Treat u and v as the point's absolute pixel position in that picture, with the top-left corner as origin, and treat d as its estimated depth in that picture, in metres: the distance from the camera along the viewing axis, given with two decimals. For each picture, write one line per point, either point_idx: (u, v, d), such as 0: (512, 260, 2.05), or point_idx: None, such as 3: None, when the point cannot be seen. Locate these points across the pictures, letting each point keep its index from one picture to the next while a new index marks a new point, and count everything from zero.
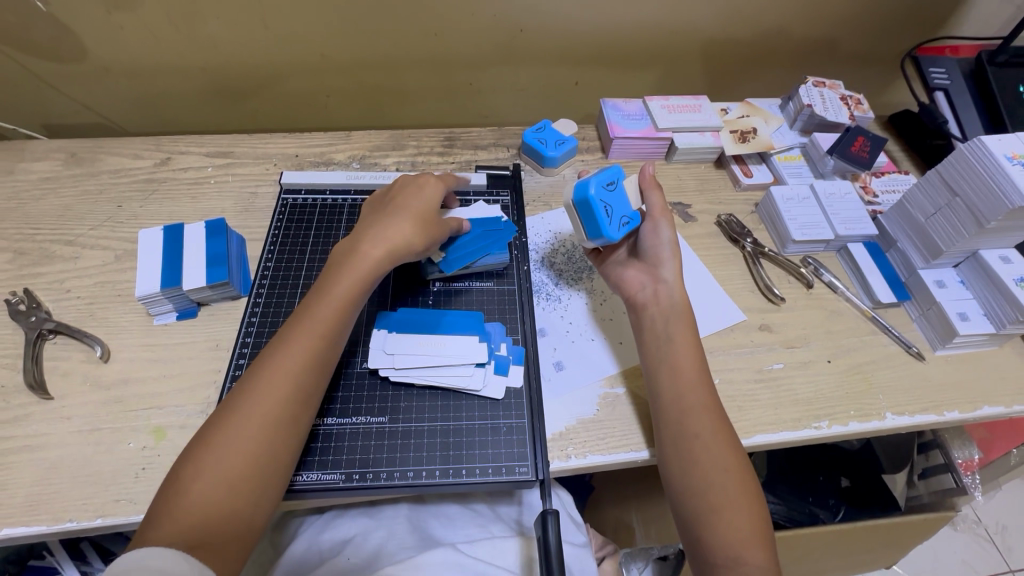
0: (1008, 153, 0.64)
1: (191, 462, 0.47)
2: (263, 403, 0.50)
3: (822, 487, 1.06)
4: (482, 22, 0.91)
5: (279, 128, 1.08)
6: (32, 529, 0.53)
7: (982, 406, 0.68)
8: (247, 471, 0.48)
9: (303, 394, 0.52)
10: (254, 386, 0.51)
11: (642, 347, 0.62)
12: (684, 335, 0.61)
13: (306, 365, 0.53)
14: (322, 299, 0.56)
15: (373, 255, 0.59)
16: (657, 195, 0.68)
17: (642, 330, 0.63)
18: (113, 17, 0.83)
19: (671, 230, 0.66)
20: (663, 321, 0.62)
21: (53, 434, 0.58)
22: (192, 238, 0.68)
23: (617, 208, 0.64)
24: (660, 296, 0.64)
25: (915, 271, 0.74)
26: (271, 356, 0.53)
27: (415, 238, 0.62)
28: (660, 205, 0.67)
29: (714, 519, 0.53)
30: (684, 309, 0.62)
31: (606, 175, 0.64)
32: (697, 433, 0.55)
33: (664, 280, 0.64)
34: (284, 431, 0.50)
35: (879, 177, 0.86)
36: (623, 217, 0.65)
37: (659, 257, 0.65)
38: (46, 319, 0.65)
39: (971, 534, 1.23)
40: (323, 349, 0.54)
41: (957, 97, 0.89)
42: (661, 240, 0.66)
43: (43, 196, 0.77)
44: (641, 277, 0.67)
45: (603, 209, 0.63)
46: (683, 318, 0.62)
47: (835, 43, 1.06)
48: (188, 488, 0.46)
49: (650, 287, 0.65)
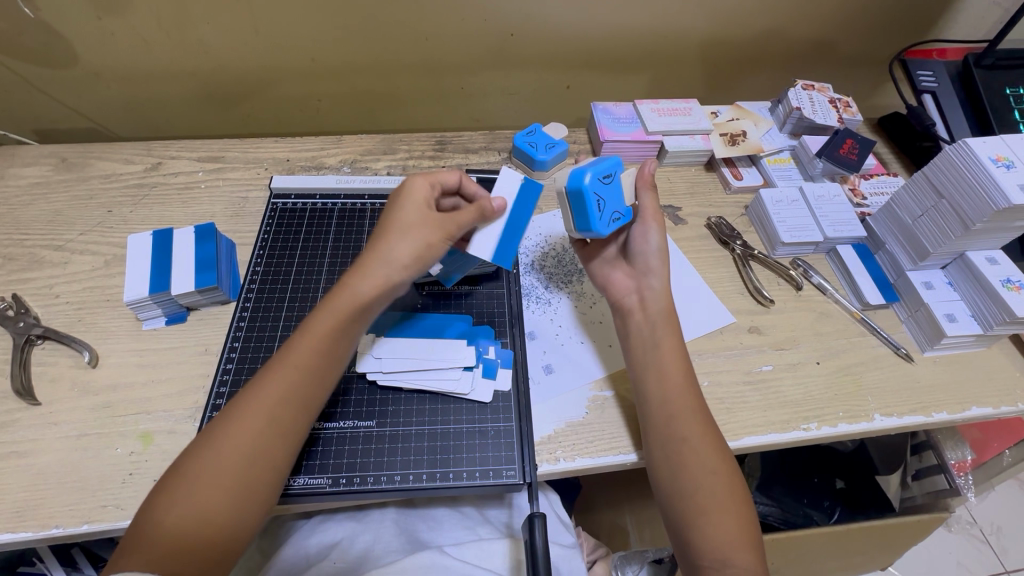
0: (993, 155, 0.64)
1: (166, 491, 0.47)
2: (239, 437, 0.49)
3: (817, 488, 1.04)
4: (473, 26, 0.92)
5: (271, 133, 1.08)
6: (18, 535, 0.52)
7: (970, 407, 0.68)
8: (221, 503, 0.47)
9: (280, 430, 0.51)
10: (231, 419, 0.50)
11: (630, 352, 0.62)
12: (670, 339, 0.61)
13: (285, 401, 0.52)
14: (304, 333, 0.54)
15: (364, 287, 0.55)
16: (651, 197, 0.67)
17: (629, 334, 0.63)
18: (103, 22, 0.83)
19: (660, 235, 0.65)
20: (649, 327, 0.62)
21: (40, 440, 0.58)
22: (182, 243, 0.68)
23: (610, 201, 0.63)
24: (646, 301, 0.64)
25: (903, 272, 0.74)
26: (251, 390, 0.52)
27: (410, 271, 0.57)
28: (652, 207, 0.66)
29: (702, 522, 0.53)
30: (669, 314, 0.62)
31: (604, 166, 0.61)
32: (684, 436, 0.56)
33: (649, 286, 0.64)
34: (262, 464, 0.50)
35: (867, 180, 0.86)
36: (615, 212, 0.64)
37: (647, 266, 0.65)
38: (34, 325, 0.64)
39: (966, 535, 1.23)
40: (304, 385, 0.53)
41: (945, 99, 0.90)
42: (649, 245, 0.65)
43: (33, 202, 0.77)
44: (627, 283, 0.67)
45: (595, 202, 0.61)
46: (669, 323, 0.62)
47: (825, 46, 1.07)
48: (162, 518, 0.46)
49: (636, 293, 0.65)
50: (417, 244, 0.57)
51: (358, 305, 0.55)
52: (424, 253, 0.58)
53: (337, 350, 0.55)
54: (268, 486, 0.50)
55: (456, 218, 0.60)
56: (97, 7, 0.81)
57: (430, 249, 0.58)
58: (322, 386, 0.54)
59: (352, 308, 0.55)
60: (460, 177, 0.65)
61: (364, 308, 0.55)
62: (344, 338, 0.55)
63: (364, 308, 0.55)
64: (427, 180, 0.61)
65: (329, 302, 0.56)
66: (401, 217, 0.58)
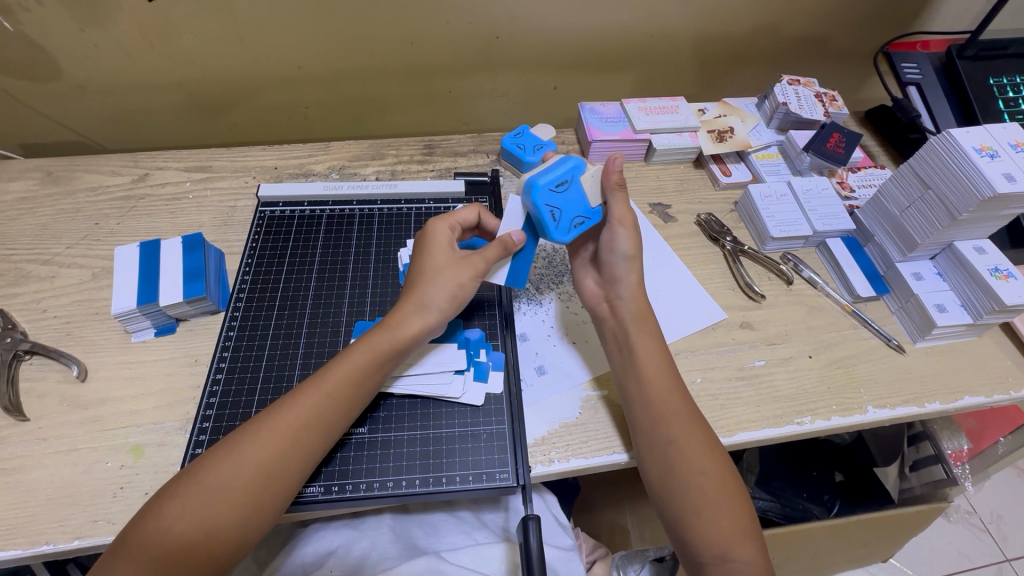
0: (977, 146, 0.65)
1: (177, 497, 0.47)
2: (258, 455, 0.49)
3: (815, 482, 1.05)
4: (457, 29, 0.92)
5: (260, 141, 1.08)
6: (9, 553, 0.52)
7: (962, 397, 0.68)
8: (232, 518, 0.47)
9: (304, 453, 0.51)
10: (255, 437, 0.50)
11: (613, 357, 0.63)
12: (648, 343, 0.60)
13: (312, 425, 0.52)
14: (340, 363, 0.55)
15: (401, 328, 0.56)
16: (620, 198, 0.62)
17: (606, 340, 0.64)
18: (87, 35, 0.83)
19: (629, 241, 0.62)
20: (621, 334, 0.62)
21: (29, 456, 0.57)
22: (170, 254, 0.68)
23: (569, 208, 0.60)
24: (617, 310, 0.63)
25: (892, 264, 0.75)
26: (279, 410, 0.52)
27: (442, 313, 0.57)
28: (622, 211, 0.62)
29: (697, 520, 0.52)
30: (644, 316, 0.62)
31: (555, 174, 0.58)
32: (670, 438, 0.55)
33: (617, 294, 0.63)
34: (276, 485, 0.49)
35: (855, 173, 0.86)
36: (576, 216, 0.60)
37: (614, 274, 0.64)
38: (21, 340, 0.64)
39: (965, 525, 1.23)
40: (336, 414, 0.53)
41: (929, 90, 0.90)
42: (616, 254, 0.63)
43: (19, 216, 0.77)
44: (598, 290, 0.66)
45: (550, 212, 0.59)
46: (643, 327, 0.61)
47: (810, 41, 1.07)
48: (170, 526, 0.46)
49: (606, 301, 0.65)
50: (450, 287, 0.57)
51: (396, 344, 0.56)
52: (458, 292, 0.58)
53: (372, 385, 0.55)
54: (278, 506, 0.49)
55: (484, 252, 0.59)
56: (79, 19, 0.81)
57: (463, 289, 0.58)
58: (352, 415, 0.54)
59: (390, 346, 0.55)
60: (477, 212, 0.65)
61: (402, 347, 0.56)
62: (379, 374, 0.55)
63: (403, 349, 0.56)
64: (446, 223, 0.62)
65: (367, 337, 0.56)
66: (433, 259, 0.59)
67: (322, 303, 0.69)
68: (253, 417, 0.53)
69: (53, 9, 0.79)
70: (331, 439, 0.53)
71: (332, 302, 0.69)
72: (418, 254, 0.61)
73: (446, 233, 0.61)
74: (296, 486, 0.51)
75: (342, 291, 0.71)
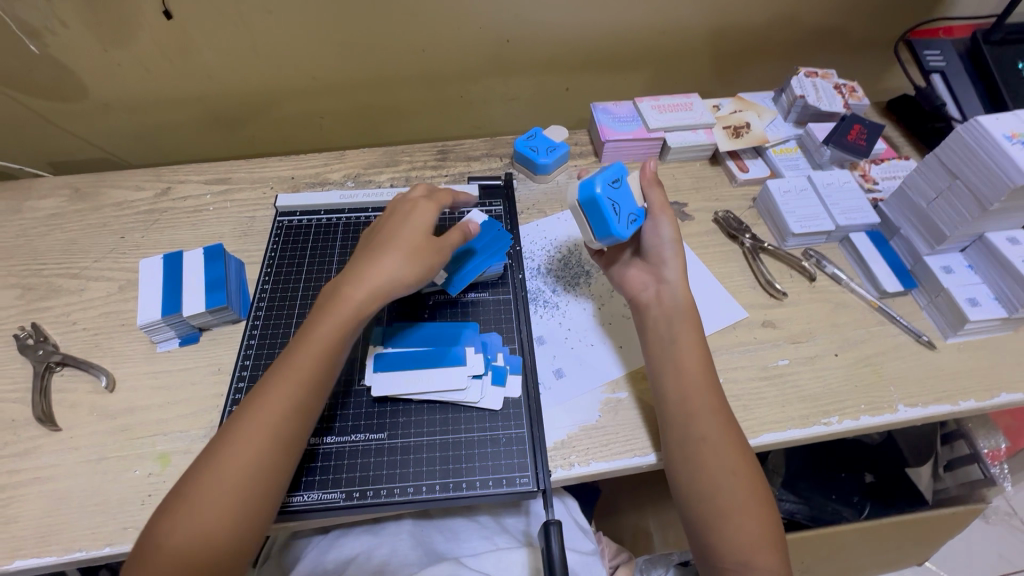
0: (1007, 133, 0.62)
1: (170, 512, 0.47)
2: (243, 452, 0.49)
3: (845, 484, 1.02)
4: (468, 35, 0.92)
5: (277, 152, 1.10)
6: (44, 560, 0.53)
7: (999, 394, 0.66)
8: (227, 518, 0.48)
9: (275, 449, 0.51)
10: (231, 439, 0.50)
11: (649, 348, 0.61)
12: (688, 337, 0.60)
13: (291, 415, 0.52)
14: (309, 343, 0.55)
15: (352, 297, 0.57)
16: (657, 191, 0.66)
17: (646, 327, 0.63)
18: (109, 54, 0.85)
19: (671, 228, 0.65)
20: (666, 322, 0.61)
21: (62, 465, 0.59)
22: (192, 264, 0.69)
23: (624, 205, 0.63)
24: (662, 296, 0.63)
25: (920, 258, 0.72)
26: (252, 404, 0.52)
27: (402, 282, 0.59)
28: (661, 201, 0.66)
29: (724, 524, 0.51)
30: (688, 310, 0.61)
31: (611, 173, 0.62)
32: (703, 436, 0.54)
33: (665, 281, 0.63)
34: (264, 479, 0.50)
35: (878, 165, 0.84)
36: (630, 213, 0.64)
37: (661, 257, 0.64)
38: (53, 352, 0.66)
39: (1005, 526, 1.18)
40: (306, 399, 0.53)
41: (955, 78, 0.87)
42: (661, 238, 0.64)
43: (49, 232, 0.79)
44: (644, 278, 0.66)
45: (611, 206, 0.62)
46: (688, 320, 0.61)
47: (827, 32, 1.05)
48: (167, 541, 0.46)
49: (653, 287, 0.64)
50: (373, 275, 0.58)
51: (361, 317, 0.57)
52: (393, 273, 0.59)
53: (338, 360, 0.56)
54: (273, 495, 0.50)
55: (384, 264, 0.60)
56: (102, 39, 0.83)
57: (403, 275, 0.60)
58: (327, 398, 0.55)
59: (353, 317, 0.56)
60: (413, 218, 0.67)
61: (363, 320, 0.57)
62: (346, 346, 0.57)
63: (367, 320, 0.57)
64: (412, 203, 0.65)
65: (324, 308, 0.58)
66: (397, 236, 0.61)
67: None
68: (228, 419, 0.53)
69: (77, 30, 0.81)
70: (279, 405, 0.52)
71: None
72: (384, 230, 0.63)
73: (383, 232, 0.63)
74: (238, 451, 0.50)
75: None
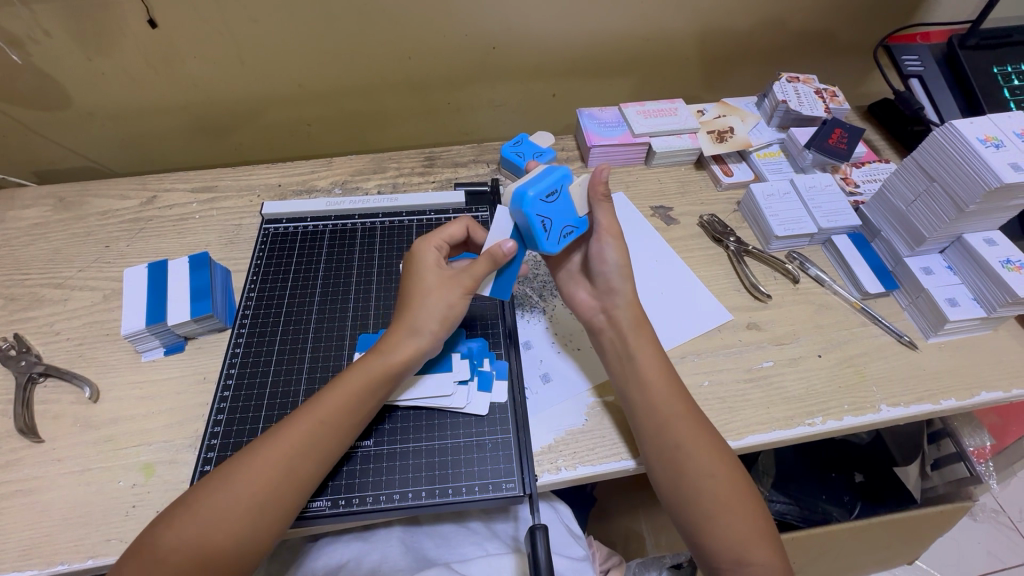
0: (981, 135, 0.63)
1: (172, 526, 0.47)
2: (253, 484, 0.49)
3: (834, 484, 1.03)
4: (454, 42, 0.93)
5: (264, 159, 1.10)
6: (27, 573, 0.53)
7: (980, 392, 0.67)
8: (228, 547, 0.47)
9: (283, 485, 0.50)
10: (242, 466, 0.50)
11: (611, 366, 0.62)
12: (647, 351, 0.60)
13: (307, 454, 0.51)
14: (344, 388, 0.54)
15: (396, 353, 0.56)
16: (606, 209, 0.62)
17: (605, 352, 0.63)
18: (93, 63, 0.85)
19: (617, 252, 0.62)
20: (621, 343, 0.61)
21: (44, 477, 0.58)
22: (177, 272, 0.69)
23: (558, 219, 0.58)
24: (615, 319, 0.62)
25: (901, 259, 0.73)
26: (279, 437, 0.51)
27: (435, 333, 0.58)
28: (609, 222, 0.62)
29: (711, 525, 0.52)
30: (642, 326, 0.62)
31: (547, 184, 0.56)
32: (677, 443, 0.55)
33: (615, 304, 0.62)
34: (270, 513, 0.49)
35: (859, 168, 0.85)
36: (565, 226, 0.59)
37: (610, 286, 0.63)
38: (35, 363, 0.65)
39: (993, 524, 1.19)
40: (324, 440, 0.52)
41: (932, 82, 0.89)
42: (608, 264, 0.63)
43: (32, 242, 0.78)
44: (592, 300, 0.65)
45: (542, 223, 0.57)
46: (641, 335, 0.61)
47: (808, 37, 1.06)
48: (165, 556, 0.46)
49: (603, 312, 0.64)
50: (441, 307, 0.58)
51: (391, 371, 0.56)
52: (449, 311, 0.58)
53: (366, 410, 0.55)
54: (277, 530, 0.49)
55: (473, 270, 0.58)
56: (86, 48, 0.83)
57: (453, 308, 0.58)
58: (347, 443, 0.54)
59: (385, 371, 0.56)
60: (465, 227, 0.65)
61: (396, 373, 0.56)
62: (380, 395, 0.56)
63: (397, 374, 0.56)
64: (430, 244, 0.62)
65: (364, 360, 0.56)
66: (423, 282, 0.59)
67: (326, 318, 0.70)
68: (248, 447, 0.52)
69: (60, 40, 0.81)
70: (311, 448, 0.52)
71: (337, 316, 0.70)
72: (407, 280, 0.61)
73: (432, 256, 0.61)
74: (258, 482, 0.49)
75: (345, 307, 0.71)
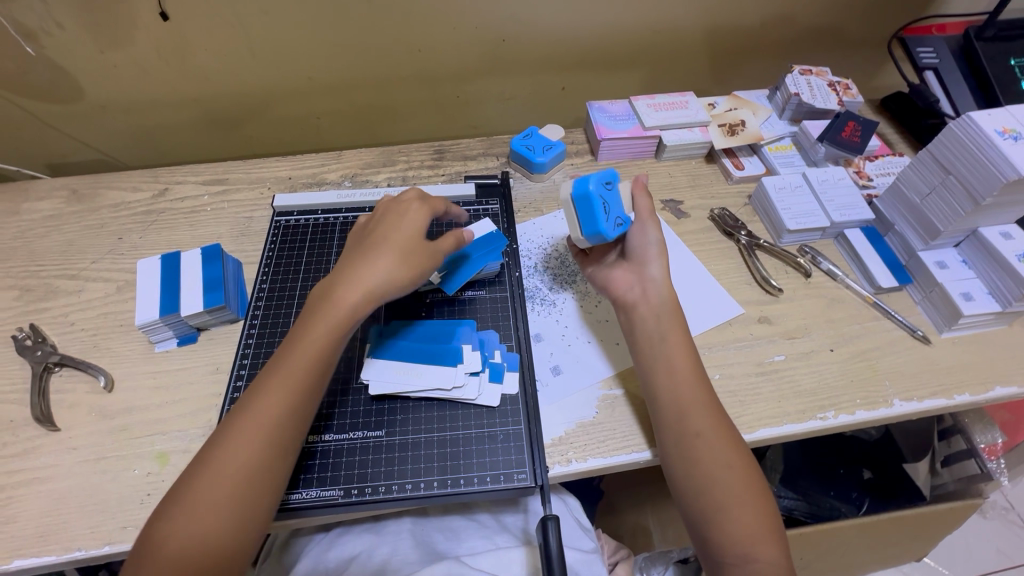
0: (999, 128, 0.62)
1: (183, 512, 0.47)
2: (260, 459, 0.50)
3: (843, 480, 1.02)
4: (465, 35, 0.92)
5: (273, 152, 1.10)
6: (44, 560, 0.54)
7: (994, 387, 0.66)
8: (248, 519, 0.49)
9: (284, 439, 0.51)
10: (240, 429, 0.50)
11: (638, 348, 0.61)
12: (675, 334, 0.60)
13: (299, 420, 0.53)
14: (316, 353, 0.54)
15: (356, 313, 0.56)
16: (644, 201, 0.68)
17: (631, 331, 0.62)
18: (106, 56, 0.85)
19: (657, 230, 0.66)
20: (653, 321, 0.61)
21: (60, 465, 0.59)
22: (190, 264, 0.70)
23: (614, 208, 0.64)
24: (648, 295, 0.63)
25: (915, 253, 0.73)
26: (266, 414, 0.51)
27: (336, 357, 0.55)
28: (648, 207, 0.67)
29: (722, 517, 0.52)
30: (673, 308, 0.62)
31: (605, 175, 0.64)
32: (699, 431, 0.55)
33: (651, 279, 0.63)
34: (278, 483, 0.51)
35: (872, 161, 0.84)
36: (618, 217, 0.65)
37: (645, 257, 0.65)
38: (51, 353, 0.66)
39: (1002, 521, 1.18)
40: (319, 391, 0.54)
41: (947, 75, 0.88)
42: (648, 239, 0.65)
43: (47, 233, 0.79)
44: (628, 278, 0.66)
45: (601, 205, 0.63)
46: (672, 317, 0.61)
47: (821, 30, 1.05)
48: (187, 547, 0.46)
49: (637, 287, 0.64)
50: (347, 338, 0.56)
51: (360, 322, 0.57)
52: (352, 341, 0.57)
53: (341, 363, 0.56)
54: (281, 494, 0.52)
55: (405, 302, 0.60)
56: (98, 41, 0.83)
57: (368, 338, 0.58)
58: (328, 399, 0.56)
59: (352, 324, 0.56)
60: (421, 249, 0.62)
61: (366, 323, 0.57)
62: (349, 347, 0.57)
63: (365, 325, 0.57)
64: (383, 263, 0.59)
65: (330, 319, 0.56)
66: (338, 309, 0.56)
67: None
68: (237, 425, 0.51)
69: (73, 32, 0.81)
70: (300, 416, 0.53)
71: None
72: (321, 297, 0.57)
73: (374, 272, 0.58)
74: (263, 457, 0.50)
75: None
